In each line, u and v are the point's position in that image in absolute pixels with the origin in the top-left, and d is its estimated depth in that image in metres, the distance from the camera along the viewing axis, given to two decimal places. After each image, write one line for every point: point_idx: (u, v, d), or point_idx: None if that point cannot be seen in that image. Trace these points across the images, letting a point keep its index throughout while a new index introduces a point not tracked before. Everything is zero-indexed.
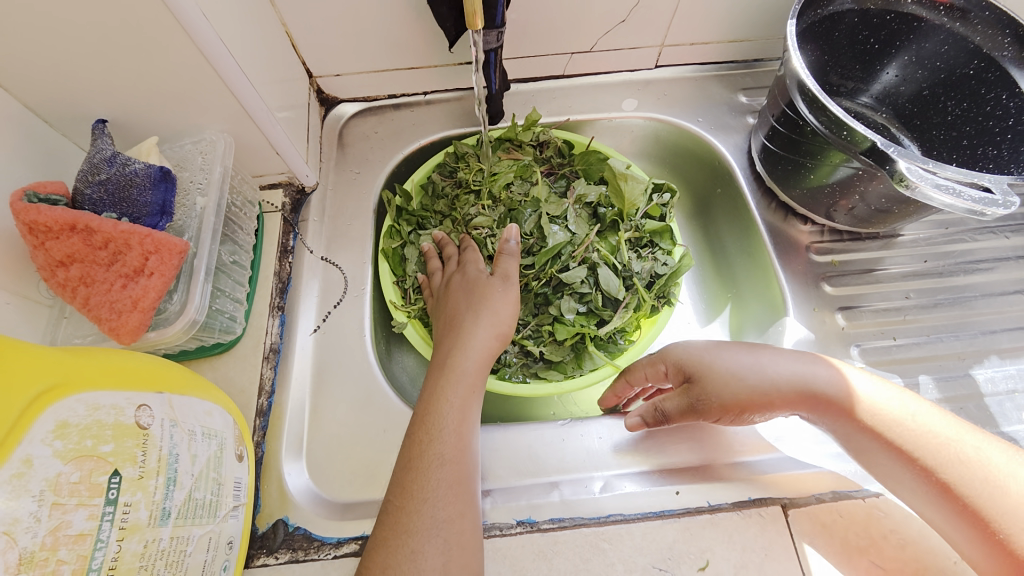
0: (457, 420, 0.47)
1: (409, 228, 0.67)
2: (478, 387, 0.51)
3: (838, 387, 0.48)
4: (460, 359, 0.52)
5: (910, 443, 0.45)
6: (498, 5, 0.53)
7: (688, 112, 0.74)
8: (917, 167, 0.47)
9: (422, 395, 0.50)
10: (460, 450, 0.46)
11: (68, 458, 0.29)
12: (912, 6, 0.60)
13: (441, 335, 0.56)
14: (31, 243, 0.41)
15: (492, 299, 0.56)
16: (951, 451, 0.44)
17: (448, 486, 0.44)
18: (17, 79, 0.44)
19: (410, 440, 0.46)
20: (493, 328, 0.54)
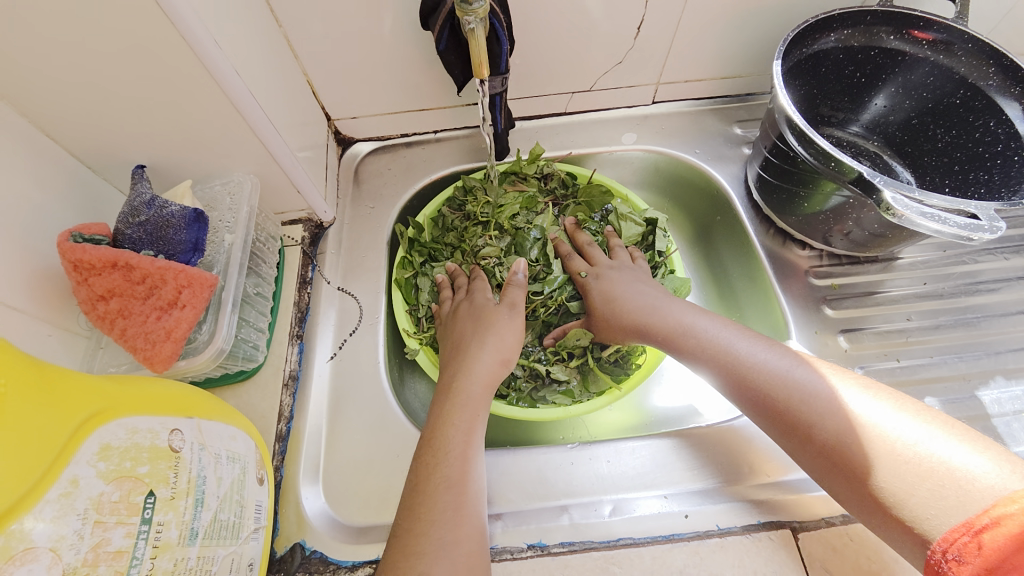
0: (464, 444, 0.49)
1: (420, 258, 0.70)
2: (482, 411, 0.52)
3: (761, 367, 0.50)
4: (466, 383, 0.54)
5: (848, 430, 0.44)
6: (503, 54, 0.58)
7: (686, 144, 0.77)
8: (902, 197, 0.50)
9: (430, 419, 0.52)
10: (465, 472, 0.47)
11: (109, 478, 0.32)
12: (895, 42, 0.63)
13: (447, 358, 0.58)
14: (76, 279, 0.44)
15: (498, 325, 0.59)
16: (895, 442, 0.41)
17: (454, 509, 0.45)
18: (70, 131, 0.49)
19: (419, 463, 0.48)
20: (500, 348, 0.57)
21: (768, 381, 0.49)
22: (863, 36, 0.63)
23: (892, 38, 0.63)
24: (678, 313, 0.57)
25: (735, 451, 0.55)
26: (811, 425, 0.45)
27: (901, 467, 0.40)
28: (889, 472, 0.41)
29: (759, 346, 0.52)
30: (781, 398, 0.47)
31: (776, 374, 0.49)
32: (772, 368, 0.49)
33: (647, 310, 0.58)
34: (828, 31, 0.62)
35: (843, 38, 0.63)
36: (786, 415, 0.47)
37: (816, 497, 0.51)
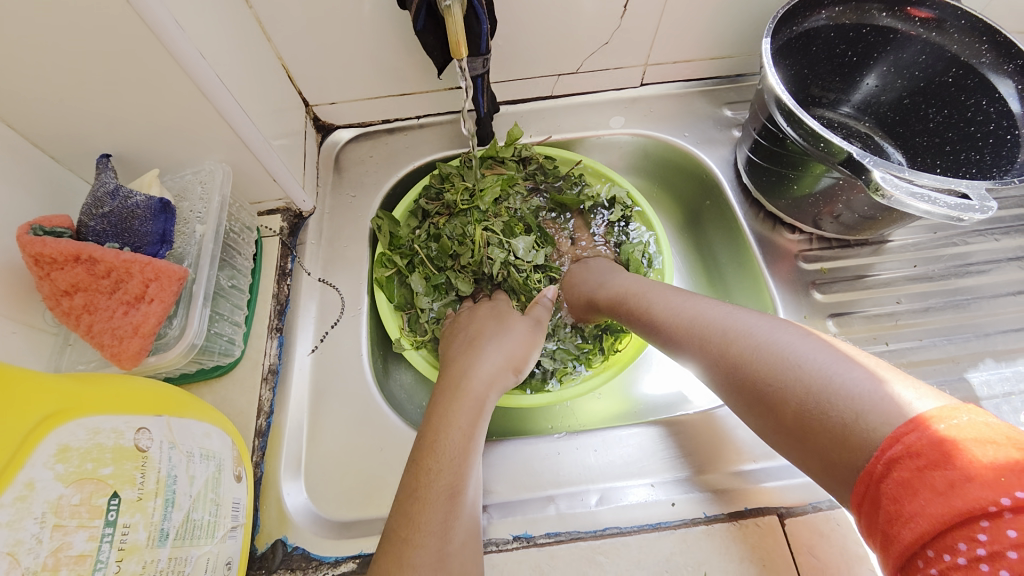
0: (461, 448, 0.47)
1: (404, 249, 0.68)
2: (486, 414, 0.52)
3: (696, 316, 0.49)
4: (473, 384, 0.53)
5: (772, 368, 0.40)
6: (483, 34, 0.55)
7: (675, 127, 0.76)
8: (891, 176, 0.49)
9: (430, 418, 0.50)
10: (457, 477, 0.45)
11: (70, 480, 0.31)
12: (887, 19, 0.62)
13: (455, 351, 0.58)
14: (37, 274, 0.42)
15: (516, 333, 0.59)
16: (792, 370, 0.39)
17: (448, 518, 0.43)
18: (25, 117, 0.47)
19: (414, 467, 0.46)
20: (515, 347, 0.58)
21: (700, 329, 0.48)
22: (854, 13, 0.62)
23: (884, 15, 0.62)
24: (626, 283, 0.59)
25: (722, 437, 0.55)
26: (720, 363, 0.44)
27: (794, 395, 0.38)
28: (783, 402, 0.38)
29: (690, 299, 0.52)
30: (711, 345, 0.46)
31: (708, 322, 0.48)
32: (705, 317, 0.48)
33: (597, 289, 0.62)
34: (819, 8, 0.61)
35: (834, 15, 0.62)
36: (715, 354, 0.45)
37: (798, 484, 0.51)
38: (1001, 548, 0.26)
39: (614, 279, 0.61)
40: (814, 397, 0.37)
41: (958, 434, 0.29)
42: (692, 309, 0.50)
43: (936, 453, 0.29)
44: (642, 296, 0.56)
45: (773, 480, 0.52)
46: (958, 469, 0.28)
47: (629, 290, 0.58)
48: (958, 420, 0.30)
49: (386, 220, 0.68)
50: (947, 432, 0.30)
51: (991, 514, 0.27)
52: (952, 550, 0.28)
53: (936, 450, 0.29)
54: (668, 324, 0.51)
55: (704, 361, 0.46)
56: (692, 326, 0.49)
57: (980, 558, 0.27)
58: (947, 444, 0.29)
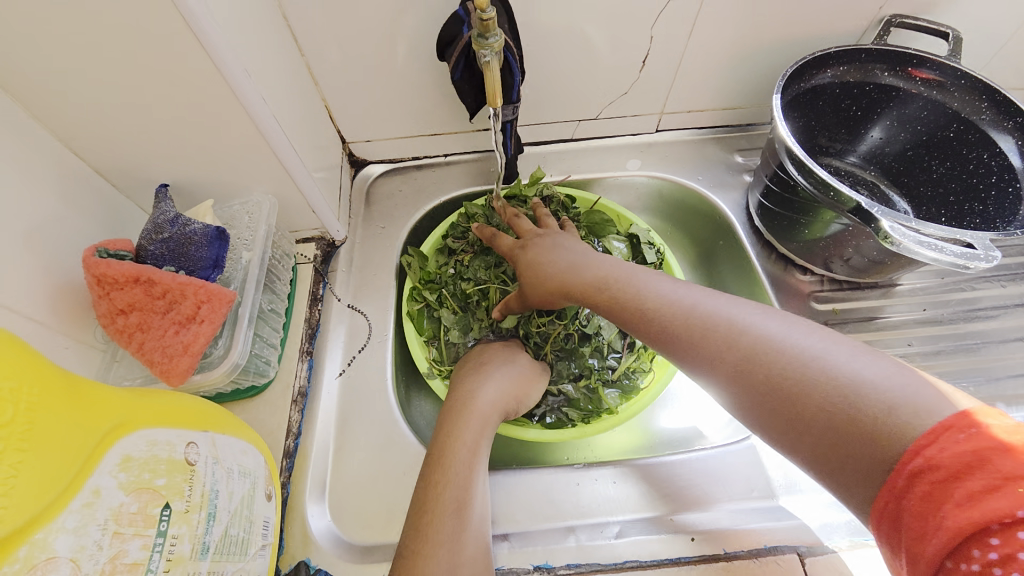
0: (467, 464, 0.48)
1: (433, 284, 0.71)
2: (489, 430, 0.53)
3: (676, 302, 0.47)
4: (478, 403, 0.54)
5: (775, 360, 0.39)
6: (515, 85, 0.60)
7: (689, 171, 0.80)
8: (899, 225, 0.51)
9: (437, 434, 0.51)
10: (467, 494, 0.46)
11: (129, 489, 0.32)
12: (889, 78, 0.66)
13: (463, 374, 0.59)
14: (97, 293, 0.46)
15: (520, 365, 0.60)
16: (799, 357, 0.38)
17: (458, 531, 0.44)
18: (99, 150, 0.51)
19: (424, 482, 0.47)
20: (516, 381, 0.58)
21: (684, 316, 0.45)
22: (859, 72, 0.66)
23: (887, 74, 0.66)
24: (601, 265, 0.55)
25: (739, 473, 0.56)
26: (715, 355, 0.42)
27: (809, 386, 0.37)
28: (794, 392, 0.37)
29: (676, 283, 0.49)
30: (698, 335, 0.44)
31: (691, 311, 0.45)
32: (688, 305, 0.46)
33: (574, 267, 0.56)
34: (825, 67, 0.65)
35: (840, 73, 0.66)
36: (705, 344, 0.43)
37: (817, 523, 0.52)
38: (1012, 552, 0.27)
39: (590, 259, 0.56)
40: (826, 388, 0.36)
41: (974, 443, 0.30)
42: (682, 297, 0.47)
43: (958, 465, 0.29)
44: (609, 278, 0.53)
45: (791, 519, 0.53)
46: (976, 478, 0.29)
47: (609, 274, 0.53)
48: (985, 426, 0.30)
49: (415, 256, 0.72)
50: (967, 441, 0.30)
51: (1005, 521, 0.27)
52: (968, 558, 0.28)
53: (958, 462, 0.30)
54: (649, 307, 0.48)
55: (699, 352, 0.44)
56: (675, 314, 0.46)
57: (993, 564, 0.27)
58: (966, 455, 0.29)
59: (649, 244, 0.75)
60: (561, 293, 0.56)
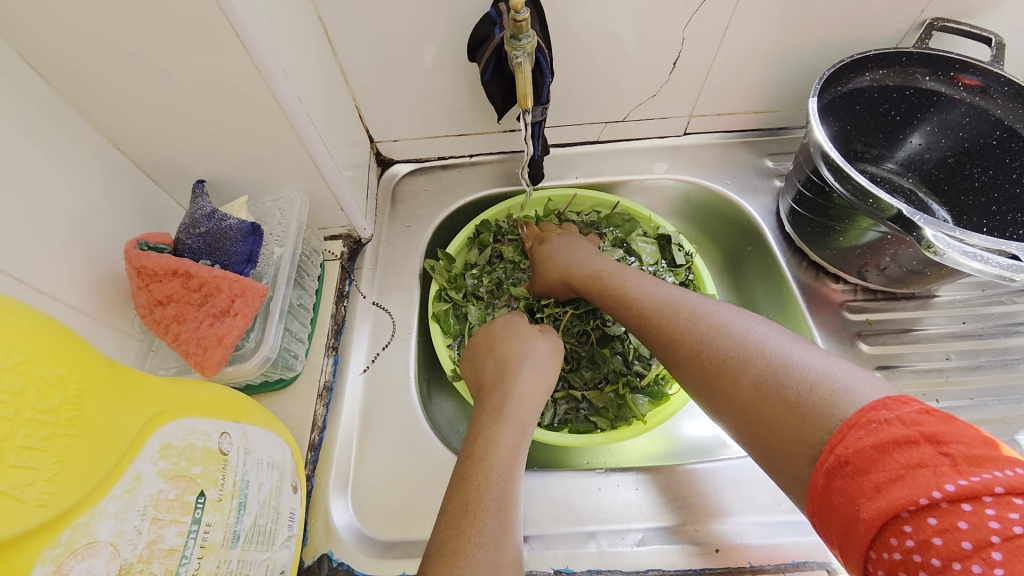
0: (509, 465, 0.48)
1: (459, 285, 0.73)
2: (526, 435, 0.52)
3: (657, 296, 0.53)
4: (517, 409, 0.53)
5: (725, 344, 0.44)
6: (546, 86, 0.60)
7: (717, 175, 0.78)
8: (943, 235, 0.50)
9: (474, 437, 0.50)
10: (507, 495, 0.46)
11: (167, 477, 0.33)
12: (931, 83, 0.64)
13: (490, 380, 0.57)
14: (137, 284, 0.47)
15: (537, 353, 0.59)
16: (757, 355, 0.41)
17: (499, 532, 0.44)
18: (140, 145, 0.53)
19: (461, 481, 0.46)
20: (545, 371, 0.58)
21: (662, 308, 0.51)
22: (899, 76, 0.64)
23: (928, 79, 0.64)
24: (598, 262, 0.62)
25: (765, 485, 0.55)
26: (679, 341, 0.47)
27: (750, 367, 0.41)
28: (747, 386, 0.40)
29: (669, 286, 0.54)
30: (668, 323, 0.49)
31: (669, 303, 0.51)
32: (668, 298, 0.52)
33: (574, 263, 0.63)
34: (863, 71, 0.64)
35: (879, 77, 0.64)
36: (672, 331, 0.48)
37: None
38: (926, 538, 0.28)
39: (589, 259, 0.63)
40: (775, 383, 0.39)
41: (876, 437, 0.32)
42: (671, 300, 0.51)
43: (860, 460, 0.32)
44: (604, 273, 0.60)
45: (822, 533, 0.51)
46: (881, 471, 0.31)
47: (603, 269, 0.61)
48: (896, 412, 0.32)
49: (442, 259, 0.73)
50: (867, 438, 0.32)
51: (913, 508, 0.29)
52: (889, 547, 0.30)
53: (858, 457, 0.32)
54: (635, 299, 0.54)
55: (676, 348, 0.47)
56: (655, 305, 0.52)
57: (913, 551, 0.29)
58: (868, 450, 0.32)
59: (678, 246, 0.74)
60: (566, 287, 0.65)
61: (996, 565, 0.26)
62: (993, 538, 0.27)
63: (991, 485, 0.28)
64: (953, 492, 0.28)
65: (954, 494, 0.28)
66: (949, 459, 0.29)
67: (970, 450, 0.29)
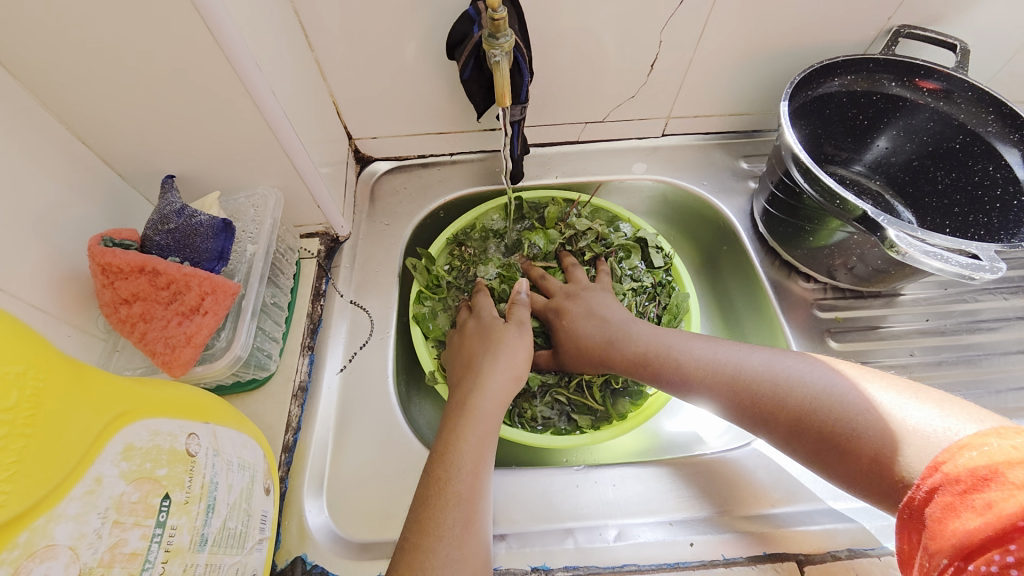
0: (475, 457, 0.48)
1: (438, 287, 0.72)
2: (494, 428, 0.52)
3: (697, 358, 0.54)
4: (479, 400, 0.53)
5: (799, 406, 0.45)
6: (523, 84, 0.60)
7: (694, 177, 0.80)
8: (905, 235, 0.51)
9: (441, 433, 0.50)
10: (475, 488, 0.46)
11: (130, 479, 0.32)
12: (896, 89, 0.66)
13: (456, 377, 0.58)
14: (101, 282, 0.46)
15: (506, 342, 0.58)
16: (843, 406, 0.43)
17: (462, 524, 0.44)
18: (104, 137, 0.51)
19: (429, 476, 0.46)
20: (507, 360, 0.57)
21: (712, 371, 0.52)
22: (866, 82, 0.66)
23: (894, 84, 0.66)
24: (620, 323, 0.61)
25: (742, 481, 0.56)
26: (749, 404, 0.49)
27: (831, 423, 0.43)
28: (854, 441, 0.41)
29: (728, 347, 0.54)
30: (728, 387, 0.50)
31: (716, 365, 0.52)
32: (710, 359, 0.53)
33: (609, 336, 0.60)
34: (832, 76, 0.66)
35: (848, 82, 0.66)
36: (736, 396, 0.50)
37: (815, 532, 0.52)
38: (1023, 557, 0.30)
39: (621, 333, 0.60)
40: (880, 433, 0.40)
41: (989, 458, 0.33)
42: (733, 360, 0.52)
43: (970, 480, 0.33)
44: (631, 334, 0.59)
45: (796, 526, 0.52)
46: (992, 489, 0.32)
47: (644, 352, 0.57)
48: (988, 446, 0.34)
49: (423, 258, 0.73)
50: (979, 459, 0.34)
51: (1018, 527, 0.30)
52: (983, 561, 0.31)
53: (970, 472, 0.34)
54: (675, 363, 0.55)
55: (764, 412, 0.48)
56: (702, 369, 0.53)
57: (1005, 566, 0.30)
58: (981, 470, 0.33)
59: (655, 249, 0.75)
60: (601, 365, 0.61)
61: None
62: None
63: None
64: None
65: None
66: None
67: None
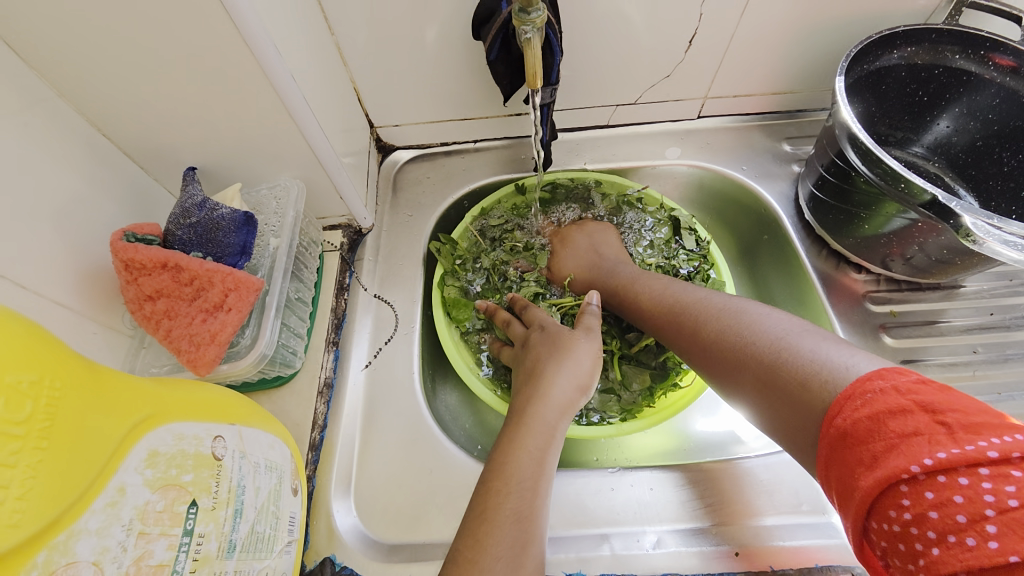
0: (534, 472, 0.44)
1: (463, 265, 0.71)
2: (555, 441, 0.48)
3: (661, 292, 0.58)
4: (541, 409, 0.49)
5: (725, 334, 0.47)
6: (555, 66, 0.57)
7: (732, 161, 0.75)
8: (982, 222, 0.47)
9: (497, 445, 0.47)
10: (532, 507, 0.42)
11: (155, 487, 0.31)
12: (961, 61, 0.60)
13: (521, 385, 0.53)
14: (125, 278, 0.44)
15: (574, 350, 0.54)
16: (763, 338, 0.44)
17: (516, 546, 0.40)
18: (125, 129, 0.50)
19: (484, 488, 0.43)
20: (580, 377, 0.52)
21: (669, 302, 0.55)
22: (929, 54, 0.60)
23: (958, 57, 0.60)
24: (609, 266, 0.66)
25: (736, 490, 0.53)
26: (688, 331, 0.51)
27: (747, 350, 0.44)
28: (748, 365, 0.44)
29: (685, 285, 0.57)
30: (677, 314, 0.53)
31: (676, 297, 0.55)
32: (673, 292, 0.56)
33: (597, 271, 0.67)
34: (891, 48, 0.60)
35: (907, 54, 0.61)
36: (681, 321, 0.52)
37: (786, 548, 0.49)
38: (921, 511, 0.29)
39: (610, 267, 0.66)
40: (772, 358, 0.42)
41: (871, 408, 0.33)
42: (692, 293, 0.54)
43: (857, 433, 0.33)
44: (615, 275, 0.65)
45: (766, 541, 0.50)
46: (877, 443, 0.32)
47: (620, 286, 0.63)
48: (875, 393, 0.34)
49: (445, 242, 0.71)
50: (862, 411, 0.34)
51: (908, 478, 0.30)
52: (888, 519, 0.31)
53: (855, 426, 0.34)
54: (642, 296, 0.59)
55: (688, 338, 0.51)
56: (662, 300, 0.56)
57: (910, 525, 0.30)
58: (865, 423, 0.33)
59: (689, 231, 0.72)
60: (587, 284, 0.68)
61: (992, 538, 0.27)
62: (988, 512, 0.28)
63: (986, 452, 0.29)
64: (943, 461, 0.30)
65: (932, 467, 0.30)
66: (945, 428, 0.30)
67: (966, 419, 0.30)
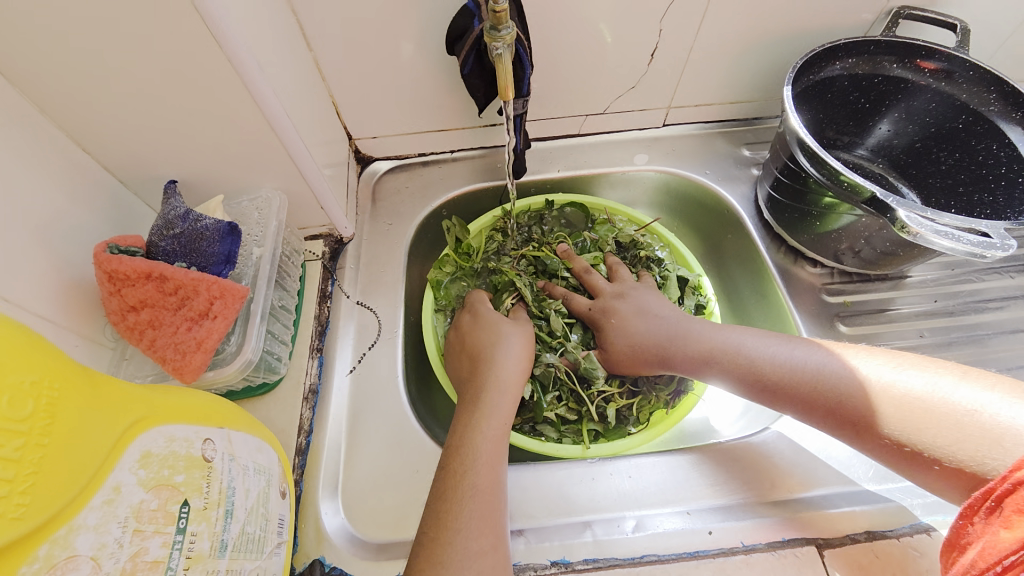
0: (493, 450, 0.50)
1: (468, 257, 0.74)
2: (507, 416, 0.54)
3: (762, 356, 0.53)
4: (493, 396, 0.54)
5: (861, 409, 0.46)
6: (525, 79, 0.60)
7: (697, 165, 0.79)
8: (915, 215, 0.51)
9: (455, 429, 0.52)
10: (491, 480, 0.47)
11: (149, 486, 0.32)
12: (898, 70, 0.66)
13: (461, 364, 0.61)
14: (108, 290, 0.45)
15: (505, 331, 0.61)
16: (908, 398, 0.44)
17: (477, 517, 0.45)
18: (106, 145, 0.51)
19: (444, 471, 0.48)
20: (519, 369, 0.58)
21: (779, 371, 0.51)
22: (867, 64, 0.66)
23: (896, 66, 0.66)
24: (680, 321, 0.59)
25: (715, 474, 0.56)
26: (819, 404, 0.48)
27: (903, 423, 0.44)
28: (870, 399, 0.46)
29: (793, 348, 0.52)
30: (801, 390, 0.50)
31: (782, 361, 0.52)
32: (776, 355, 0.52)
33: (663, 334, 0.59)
34: (834, 60, 0.65)
35: (849, 65, 0.66)
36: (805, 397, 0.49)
37: (830, 514, 0.52)
38: None
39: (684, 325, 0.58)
40: (938, 426, 0.42)
41: None
42: (793, 356, 0.51)
43: None
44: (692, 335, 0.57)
45: (820, 509, 0.52)
46: None
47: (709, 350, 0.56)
48: None
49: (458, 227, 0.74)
50: None
51: None
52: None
53: None
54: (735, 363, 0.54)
55: (801, 382, 0.50)
56: (768, 369, 0.52)
57: None
58: None
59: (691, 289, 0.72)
60: (667, 342, 0.58)
61: None
62: None
63: None
64: None
65: None
66: None
67: None
